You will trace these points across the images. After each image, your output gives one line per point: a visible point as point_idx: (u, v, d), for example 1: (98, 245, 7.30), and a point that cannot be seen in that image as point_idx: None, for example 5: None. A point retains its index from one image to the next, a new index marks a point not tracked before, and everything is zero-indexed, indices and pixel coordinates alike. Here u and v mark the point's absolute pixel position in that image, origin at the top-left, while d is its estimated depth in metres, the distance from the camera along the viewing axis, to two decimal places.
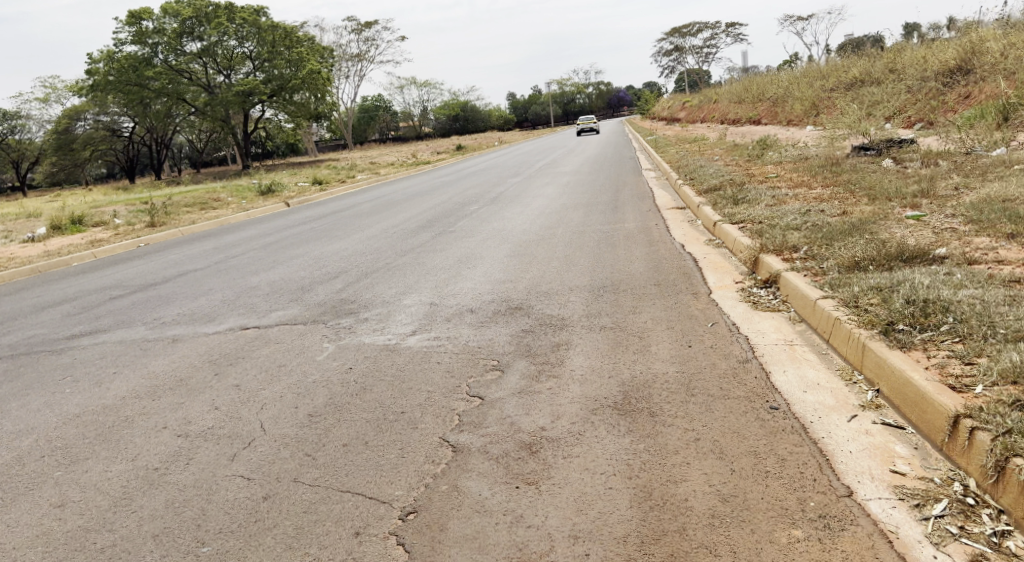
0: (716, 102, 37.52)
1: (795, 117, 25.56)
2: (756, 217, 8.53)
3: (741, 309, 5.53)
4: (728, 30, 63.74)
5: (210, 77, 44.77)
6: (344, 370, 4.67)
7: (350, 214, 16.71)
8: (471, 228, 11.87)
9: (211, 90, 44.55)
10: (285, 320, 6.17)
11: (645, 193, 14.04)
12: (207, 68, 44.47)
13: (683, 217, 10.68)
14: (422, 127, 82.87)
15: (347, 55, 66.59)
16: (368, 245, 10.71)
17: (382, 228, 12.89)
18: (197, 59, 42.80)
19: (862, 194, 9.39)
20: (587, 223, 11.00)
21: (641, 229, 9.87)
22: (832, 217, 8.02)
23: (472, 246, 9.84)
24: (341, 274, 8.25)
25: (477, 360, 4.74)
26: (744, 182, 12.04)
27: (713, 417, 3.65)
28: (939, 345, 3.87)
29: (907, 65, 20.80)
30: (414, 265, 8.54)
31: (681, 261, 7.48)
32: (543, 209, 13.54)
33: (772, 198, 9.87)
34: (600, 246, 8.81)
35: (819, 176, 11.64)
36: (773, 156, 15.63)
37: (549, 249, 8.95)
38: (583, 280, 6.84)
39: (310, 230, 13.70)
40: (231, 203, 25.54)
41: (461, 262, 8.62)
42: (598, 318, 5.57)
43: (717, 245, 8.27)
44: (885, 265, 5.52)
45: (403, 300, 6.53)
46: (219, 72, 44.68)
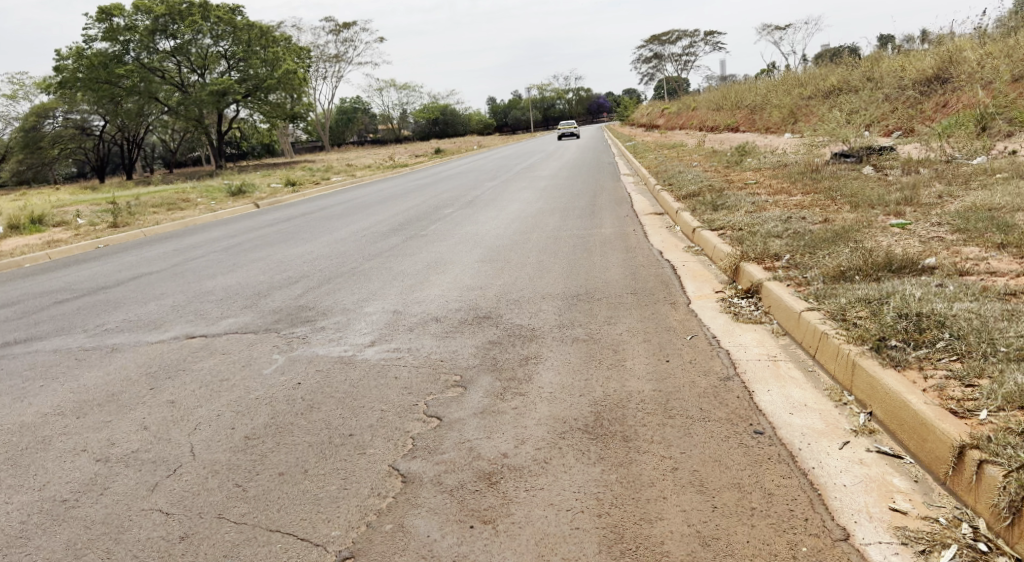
0: (695, 109, 37.47)
1: (773, 124, 25.50)
2: (737, 223, 8.25)
3: (721, 321, 5.22)
4: (705, 38, 64.00)
5: (184, 76, 44.00)
6: (292, 386, 4.33)
7: (321, 216, 16.25)
8: (443, 232, 11.53)
9: (185, 89, 43.79)
10: (236, 329, 5.80)
11: (623, 199, 13.77)
12: (180, 67, 43.69)
13: (661, 223, 10.41)
14: (401, 130, 82.35)
15: (325, 56, 65.96)
16: (335, 248, 10.33)
17: (351, 231, 12.49)
18: (170, 58, 42.05)
19: (843, 200, 9.17)
20: (563, 228, 10.69)
21: (617, 235, 9.58)
22: (813, 225, 7.77)
23: (442, 251, 9.50)
24: (302, 279, 7.87)
25: (438, 374, 4.39)
26: (723, 188, 11.80)
27: (693, 444, 3.31)
28: (936, 364, 3.58)
29: (885, 73, 20.76)
30: (380, 270, 8.18)
31: (659, 268, 7.18)
32: (518, 213, 13.22)
33: (752, 204, 9.62)
34: (574, 252, 8.51)
35: (799, 183, 11.44)
36: (751, 163, 15.45)
37: (522, 254, 8.63)
38: (555, 288, 6.52)
39: (277, 232, 13.28)
40: (200, 204, 25.00)
41: (429, 267, 8.28)
42: (570, 329, 5.25)
43: (696, 251, 7.99)
44: (872, 276, 5.23)
45: (364, 307, 6.18)
46: (193, 71, 43.92)
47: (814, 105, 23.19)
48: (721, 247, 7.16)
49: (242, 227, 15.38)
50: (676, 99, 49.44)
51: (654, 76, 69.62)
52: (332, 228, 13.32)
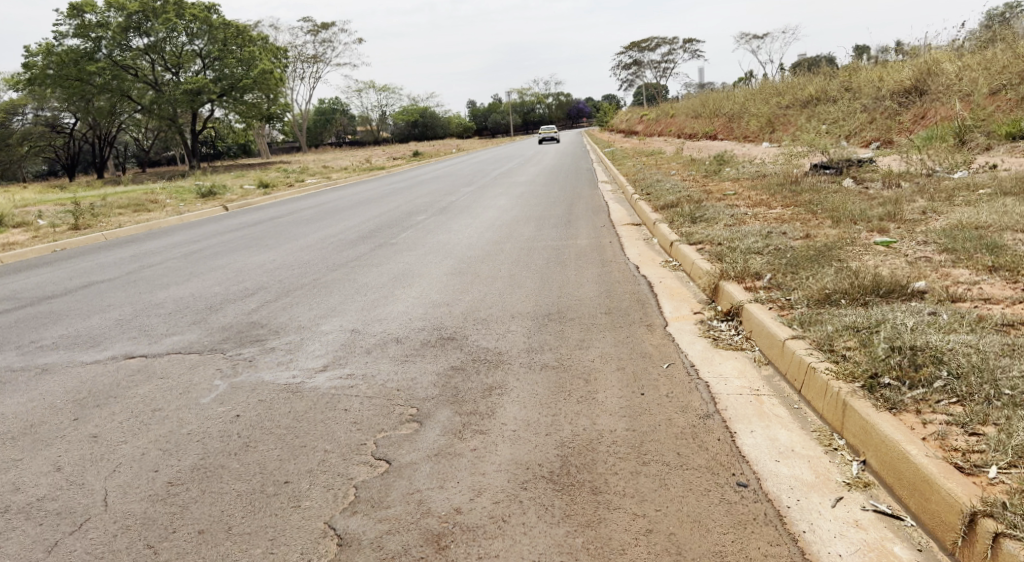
0: (673, 116, 37.34)
1: (751, 133, 25.38)
2: (716, 237, 7.96)
3: (700, 347, 4.89)
4: (684, 46, 64.21)
5: (158, 75, 43.14)
6: (230, 418, 3.98)
7: (289, 221, 15.79)
8: (414, 240, 11.15)
9: (158, 88, 42.96)
10: (179, 349, 5.42)
11: (599, 208, 13.47)
12: (154, 65, 42.84)
13: (638, 234, 10.11)
14: (379, 133, 81.73)
15: (303, 56, 65.25)
16: (300, 256, 9.94)
17: (319, 237, 12.07)
18: (144, 55, 41.24)
19: (824, 215, 8.91)
20: (537, 238, 10.37)
21: (593, 247, 9.26)
22: (794, 241, 7.49)
23: (410, 261, 9.13)
24: (259, 291, 7.48)
25: (392, 405, 4.02)
26: (701, 199, 11.53)
27: (668, 498, 3.03)
28: (933, 407, 3.27)
29: (863, 84, 20.69)
30: (343, 282, 7.80)
31: (634, 285, 6.85)
32: (492, 221, 12.87)
33: (731, 217, 9.35)
34: (546, 265, 8.18)
35: (779, 195, 11.20)
36: (730, 173, 15.22)
37: (493, 267, 8.28)
38: (524, 306, 6.18)
39: (242, 238, 12.82)
40: (169, 205, 24.39)
41: (395, 279, 7.91)
42: (539, 353, 4.90)
43: (674, 266, 7.68)
44: (859, 301, 4.95)
45: (320, 325, 5.80)
46: (166, 70, 43.10)
47: (793, 115, 23.08)
48: (700, 263, 6.84)
49: (208, 231, 14.91)
50: (655, 105, 49.41)
51: (633, 82, 69.66)
52: (299, 234, 12.90)
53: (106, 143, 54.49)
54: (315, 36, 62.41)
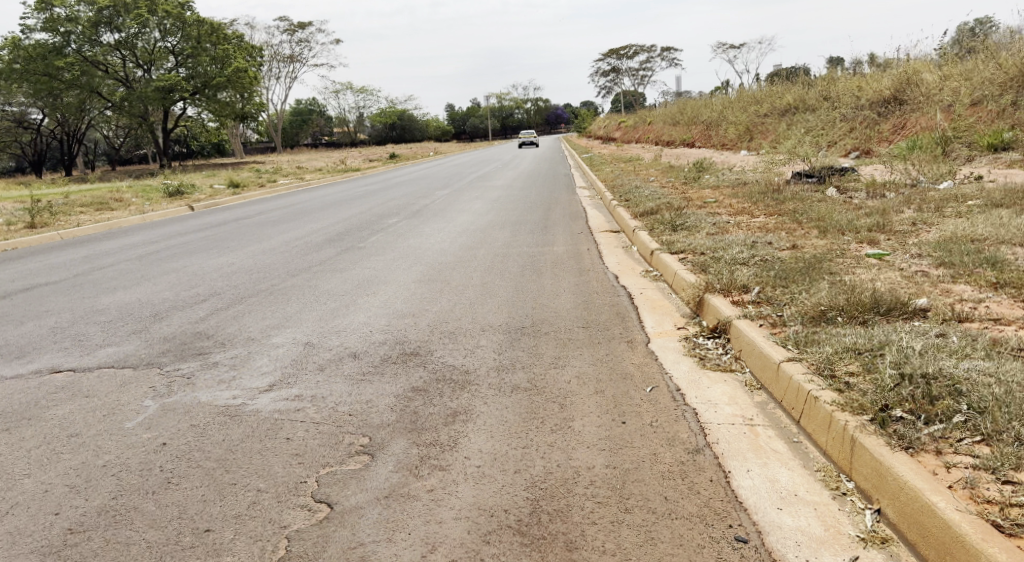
0: (651, 123, 37.17)
1: (729, 141, 25.18)
2: (698, 246, 7.59)
3: (685, 368, 4.47)
4: (662, 54, 64.31)
5: (129, 71, 42.16)
6: (154, 447, 3.51)
7: (254, 222, 15.23)
8: (384, 244, 10.67)
9: (129, 85, 41.99)
10: (112, 363, 4.90)
11: (577, 214, 13.08)
12: (125, 61, 41.85)
13: (618, 242, 9.70)
14: (356, 135, 80.95)
15: (279, 55, 64.39)
16: (262, 261, 9.43)
17: (284, 240, 11.54)
18: (115, 51, 40.26)
19: (809, 224, 8.58)
20: (512, 244, 9.93)
21: (569, 255, 8.84)
22: (781, 251, 7.13)
23: (377, 267, 8.64)
24: (212, 298, 6.97)
25: (342, 433, 3.57)
26: (682, 206, 11.18)
27: (654, 557, 2.67)
28: (956, 447, 2.92)
29: (841, 93, 20.55)
30: (303, 289, 7.31)
31: (613, 296, 6.43)
32: (465, 226, 12.41)
33: (713, 225, 9.00)
34: (519, 273, 7.75)
35: (761, 203, 10.88)
36: (710, 180, 14.92)
37: (464, 274, 7.83)
38: (495, 318, 5.74)
39: (204, 240, 12.26)
40: (134, 204, 23.62)
41: (360, 286, 7.43)
42: (509, 373, 4.45)
43: (655, 277, 7.28)
44: (858, 320, 4.57)
45: (271, 337, 5.32)
46: (138, 66, 42.12)
47: (771, 123, 22.91)
48: (684, 274, 6.43)
49: (170, 233, 14.31)
50: (632, 112, 49.34)
51: (611, 89, 69.69)
52: (262, 236, 12.37)
53: (75, 140, 53.25)
54: (291, 36, 61.60)
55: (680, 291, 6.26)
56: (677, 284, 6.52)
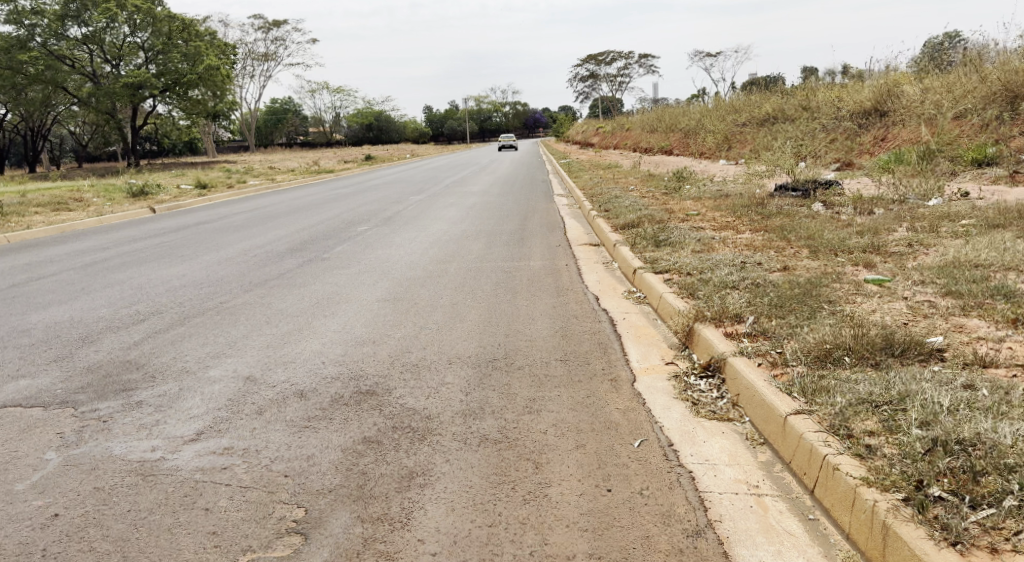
0: (630, 130, 36.73)
1: (707, 149, 24.81)
2: (685, 266, 7.07)
3: (677, 416, 3.93)
4: (639, 60, 64.11)
5: (97, 67, 40.98)
6: (44, 520, 3.00)
7: (215, 228, 14.54)
8: (349, 255, 10.06)
9: (97, 81, 40.81)
10: (20, 399, 4.29)
11: (553, 224, 12.54)
12: (93, 56, 40.66)
13: (597, 257, 9.18)
14: (331, 136, 79.92)
15: (252, 54, 63.25)
16: (216, 274, 8.81)
17: (244, 249, 10.90)
18: (81, 45, 39.07)
19: (799, 241, 8.11)
20: (485, 258, 9.37)
21: (545, 271, 8.29)
22: (773, 273, 6.65)
23: (340, 281, 8.04)
24: (152, 318, 6.34)
25: (273, 501, 3.07)
26: (664, 219, 10.69)
27: None
28: (1014, 544, 2.55)
29: (820, 103, 20.24)
30: (254, 308, 6.70)
31: (594, 323, 5.89)
32: (437, 235, 11.83)
33: (698, 241, 8.52)
34: (492, 292, 7.20)
35: (745, 217, 10.44)
36: (691, 190, 14.47)
37: (431, 292, 7.27)
38: (464, 348, 5.17)
39: (159, 248, 11.57)
40: (94, 205, 22.71)
41: (319, 304, 6.85)
42: (478, 419, 3.90)
43: (638, 298, 6.77)
44: (869, 361, 4.08)
45: (209, 371, 4.73)
46: (106, 62, 40.94)
47: (751, 133, 22.57)
48: (671, 299, 5.90)
49: (126, 238, 13.59)
50: (610, 118, 48.91)
51: (589, 94, 69.35)
52: (222, 244, 11.71)
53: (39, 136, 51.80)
54: (266, 33, 60.47)
55: (667, 319, 5.72)
56: (663, 309, 5.98)
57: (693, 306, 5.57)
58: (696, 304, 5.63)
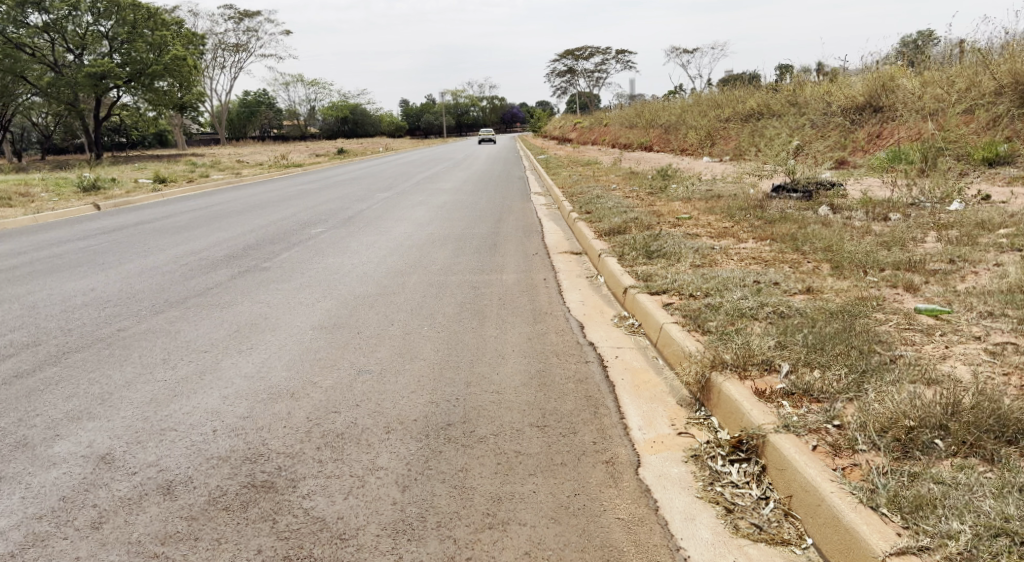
0: (608, 125, 35.53)
1: (689, 146, 23.68)
2: (688, 286, 5.84)
3: (710, 534, 2.86)
4: (617, 57, 63.06)
5: (58, 56, 38.90)
6: None
7: (155, 229, 13.20)
8: (293, 265, 8.78)
9: (58, 70, 38.76)
10: None
11: (530, 228, 11.30)
12: (54, 44, 38.55)
13: (579, 269, 7.95)
14: (304, 130, 78.06)
15: (223, 44, 61.21)
16: (131, 289, 7.54)
17: (176, 257, 9.61)
18: (42, 34, 36.98)
19: (816, 252, 6.95)
20: (450, 268, 8.13)
21: (519, 287, 7.04)
22: (796, 297, 5.45)
23: (273, 299, 6.79)
24: (23, 354, 5.09)
25: None
26: (653, 224, 9.52)
27: None
28: None
29: (809, 98, 19.15)
30: (155, 339, 5.44)
31: (579, 363, 4.64)
32: (399, 239, 10.54)
33: (697, 253, 7.34)
34: (453, 317, 5.94)
35: (743, 221, 9.30)
36: (678, 190, 13.34)
37: (380, 316, 6.02)
38: (410, 409, 3.88)
39: (80, 255, 10.20)
40: (38, 201, 21.17)
41: (239, 331, 5.61)
42: (418, 542, 2.84)
43: (630, 326, 5.53)
44: (977, 454, 2.93)
45: (52, 449, 3.45)
46: (69, 51, 38.80)
47: (735, 129, 21.50)
48: (678, 334, 4.64)
49: (51, 240, 12.16)
50: (587, 114, 47.75)
51: (566, 89, 68.17)
52: (154, 250, 10.37)
53: None
54: (236, 23, 58.38)
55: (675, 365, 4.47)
56: (667, 348, 4.74)
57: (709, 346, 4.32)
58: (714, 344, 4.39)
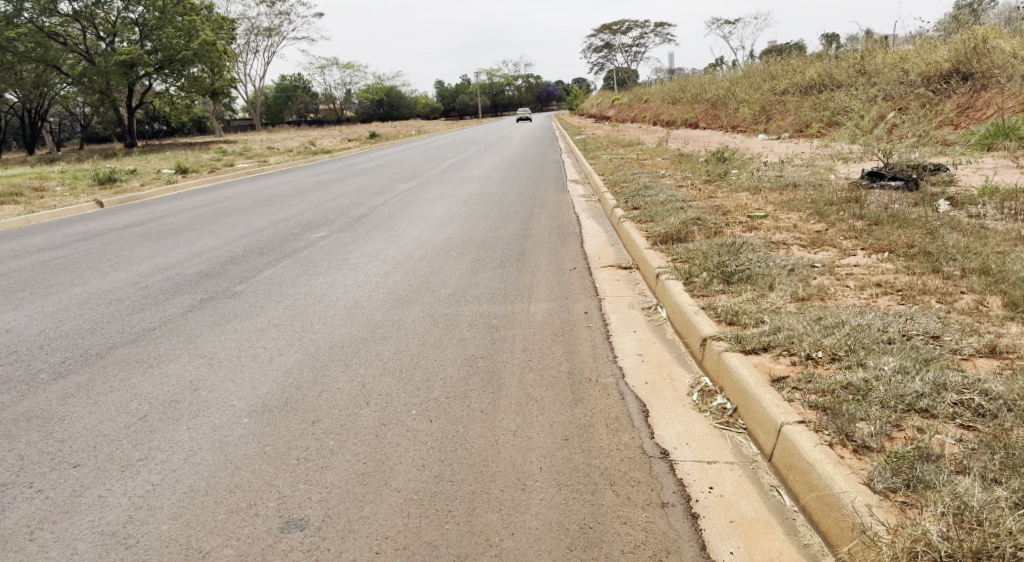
0: (649, 101, 33.15)
1: (741, 122, 21.44)
2: (803, 341, 3.94)
3: None
4: (656, 30, 60.16)
5: (91, 44, 37.74)
6: None
7: (143, 232, 11.79)
8: (274, 286, 7.11)
9: (90, 59, 37.41)
10: None
11: (566, 228, 9.48)
12: (87, 33, 37.37)
13: (630, 292, 6.11)
14: (340, 114, 76.96)
15: (255, 30, 59.91)
16: (55, 328, 5.96)
17: (140, 275, 8.08)
18: (74, 22, 35.80)
19: (962, 275, 4.99)
20: (464, 292, 6.35)
21: (553, 326, 5.24)
22: (981, 368, 3.56)
23: (221, 349, 5.10)
24: None
25: None
26: (721, 226, 7.62)
27: None
28: None
29: (881, 64, 16.81)
30: (19, 435, 3.77)
31: (646, 500, 2.95)
32: (410, 246, 8.82)
33: (791, 273, 5.45)
34: (457, 389, 4.09)
35: (836, 221, 7.35)
36: (741, 177, 11.38)
37: (355, 382, 4.28)
38: None
39: (37, 273, 8.69)
40: (48, 197, 20.04)
41: (143, 419, 3.91)
42: None
43: (715, 408, 3.66)
44: None
45: None
46: (101, 40, 37.59)
47: (792, 102, 19.24)
48: (828, 471, 2.82)
49: (21, 250, 10.70)
50: (624, 90, 45.41)
51: (602, 66, 65.46)
52: (122, 265, 8.79)
53: (35, 122, 49.45)
54: (267, 7, 56.80)
55: (832, 541, 2.70)
56: (801, 482, 2.94)
57: (904, 517, 2.60)
58: (907, 507, 2.65)
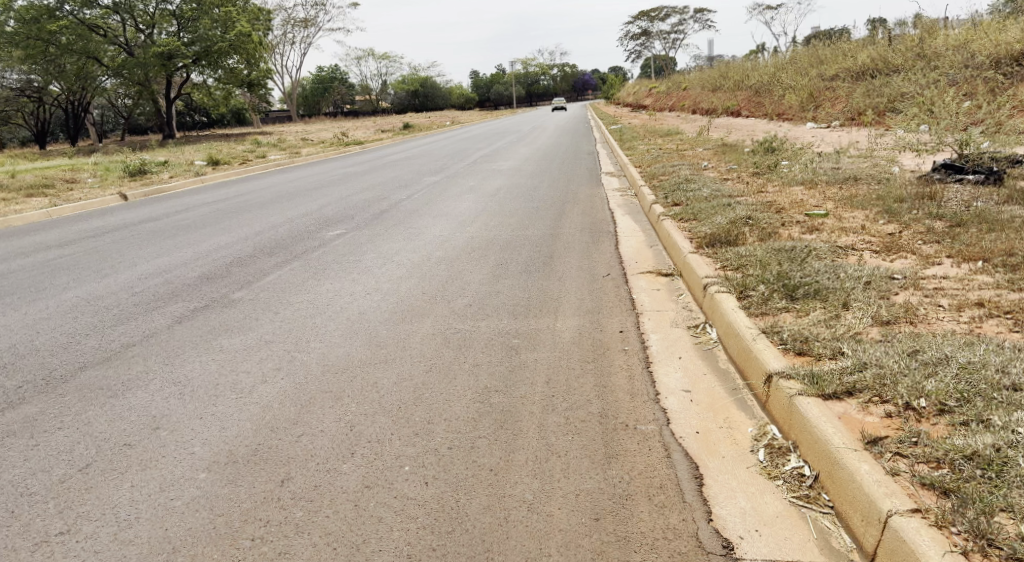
0: (688, 89, 31.88)
1: (786, 110, 20.27)
2: (898, 384, 3.10)
3: None
4: (696, 16, 58.41)
5: (130, 37, 37.62)
6: None
7: (158, 228, 11.31)
8: (276, 293, 6.44)
9: (131, 51, 37.31)
10: None
11: (599, 225, 8.68)
12: (126, 25, 37.24)
13: (672, 305, 5.32)
14: (376, 105, 76.48)
15: (291, 22, 59.63)
16: (28, 342, 5.35)
17: (138, 278, 7.49)
18: (114, 15, 35.68)
19: None
20: (484, 302, 5.62)
21: (583, 348, 4.47)
22: None
23: (198, 373, 4.42)
24: None
25: None
26: (775, 226, 6.77)
27: None
28: None
29: (942, 46, 15.57)
30: None
31: None
32: (431, 246, 8.10)
33: (865, 285, 4.61)
34: (464, 436, 3.32)
35: (909, 221, 6.44)
36: (791, 169, 10.44)
37: (341, 422, 3.55)
38: None
39: (35, 273, 8.17)
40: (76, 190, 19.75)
41: (82, 472, 3.21)
42: None
43: (792, 474, 2.93)
44: None
45: None
46: (139, 31, 37.45)
47: (843, 87, 18.04)
48: None
49: (30, 247, 10.26)
50: (662, 78, 44.04)
51: (640, 54, 63.91)
52: (125, 265, 8.23)
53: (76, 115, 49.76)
54: None
55: None
56: None
57: None
58: None
